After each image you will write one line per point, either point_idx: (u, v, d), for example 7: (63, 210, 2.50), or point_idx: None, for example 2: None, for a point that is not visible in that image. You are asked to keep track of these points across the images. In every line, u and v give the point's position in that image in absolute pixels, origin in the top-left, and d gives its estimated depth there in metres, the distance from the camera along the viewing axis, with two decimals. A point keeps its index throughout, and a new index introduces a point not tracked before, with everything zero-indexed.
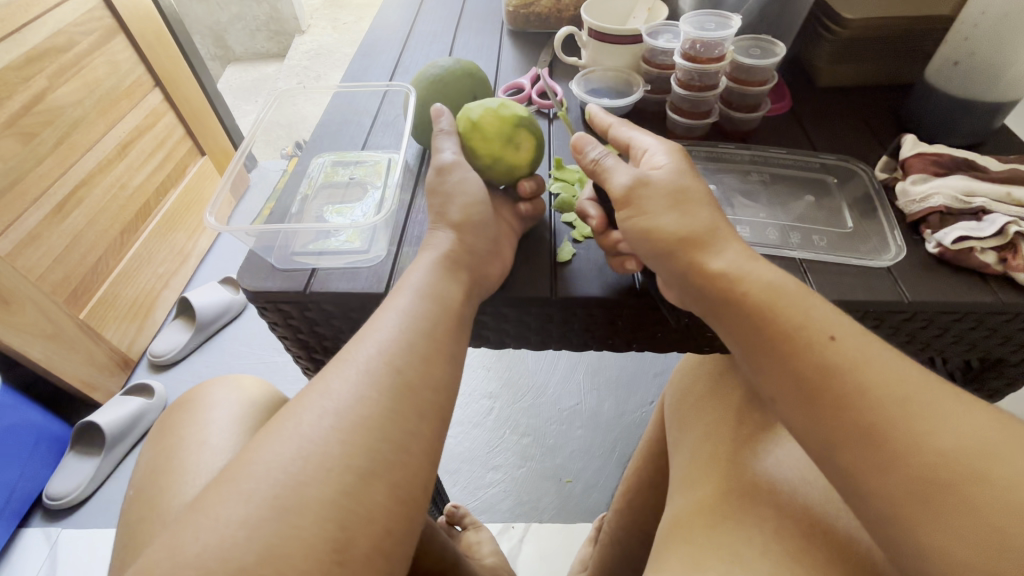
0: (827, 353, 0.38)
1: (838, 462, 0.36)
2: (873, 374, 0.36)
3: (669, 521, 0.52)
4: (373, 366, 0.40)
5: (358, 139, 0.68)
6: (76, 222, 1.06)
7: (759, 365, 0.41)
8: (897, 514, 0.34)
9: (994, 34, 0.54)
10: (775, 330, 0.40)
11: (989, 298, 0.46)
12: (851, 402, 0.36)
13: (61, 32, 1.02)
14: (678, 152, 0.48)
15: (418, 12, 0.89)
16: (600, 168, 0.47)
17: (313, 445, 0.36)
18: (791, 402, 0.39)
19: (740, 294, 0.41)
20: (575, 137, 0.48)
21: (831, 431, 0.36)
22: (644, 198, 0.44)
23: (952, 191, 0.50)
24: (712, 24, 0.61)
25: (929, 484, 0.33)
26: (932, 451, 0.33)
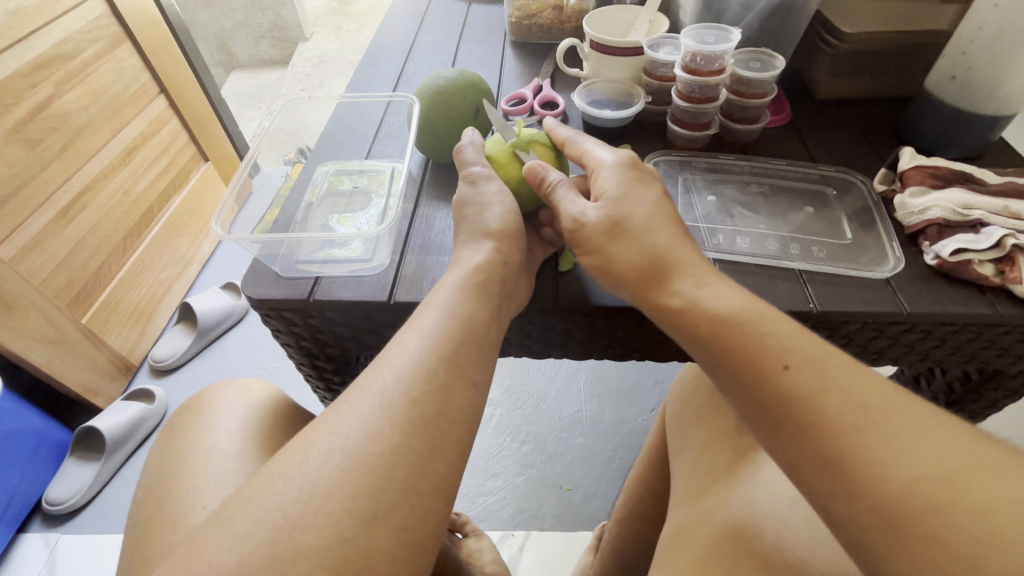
0: (781, 380, 0.37)
1: (808, 491, 0.35)
2: (832, 400, 0.35)
3: (670, 532, 0.52)
4: (388, 397, 0.39)
5: (362, 148, 0.68)
6: (80, 227, 1.07)
7: (724, 391, 0.41)
8: (871, 546, 0.32)
9: (991, 49, 0.55)
10: (734, 355, 0.39)
11: (986, 309, 0.47)
12: (811, 430, 0.35)
13: (68, 39, 1.03)
14: (630, 172, 0.49)
15: (422, 22, 0.91)
16: (552, 200, 0.49)
17: (315, 485, 0.35)
18: (759, 431, 0.38)
19: (702, 315, 0.41)
20: (527, 168, 0.50)
21: (798, 460, 0.35)
22: (586, 237, 0.46)
23: (950, 204, 0.51)
24: (713, 37, 0.62)
25: (897, 514, 0.31)
26: (898, 479, 0.32)
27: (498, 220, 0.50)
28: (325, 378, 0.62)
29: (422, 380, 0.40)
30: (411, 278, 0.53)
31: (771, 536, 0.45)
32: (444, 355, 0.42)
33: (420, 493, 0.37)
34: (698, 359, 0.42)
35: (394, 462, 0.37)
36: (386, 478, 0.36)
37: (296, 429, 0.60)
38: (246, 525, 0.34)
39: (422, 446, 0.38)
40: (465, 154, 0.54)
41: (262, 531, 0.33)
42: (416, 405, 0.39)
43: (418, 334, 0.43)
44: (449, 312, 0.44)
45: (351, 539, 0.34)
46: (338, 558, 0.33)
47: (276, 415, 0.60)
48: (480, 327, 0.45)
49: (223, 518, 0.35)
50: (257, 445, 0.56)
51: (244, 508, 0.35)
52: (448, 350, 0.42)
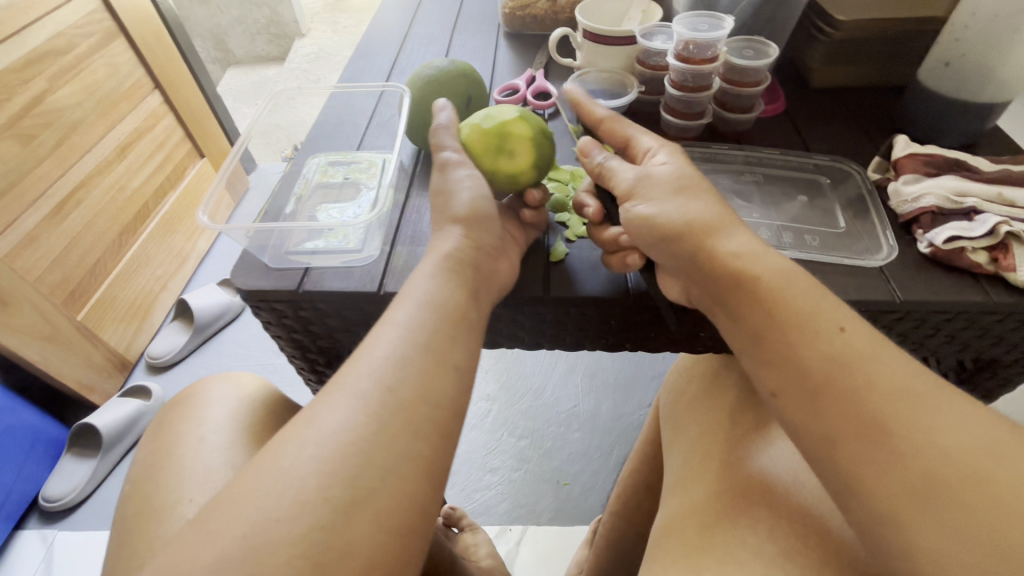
0: (835, 344, 0.38)
1: (837, 453, 0.36)
2: (882, 368, 0.36)
3: (663, 522, 0.52)
4: (362, 389, 0.39)
5: (354, 139, 0.68)
6: (75, 223, 1.06)
7: (760, 358, 0.41)
8: (899, 511, 0.33)
9: (985, 35, 0.54)
10: (783, 318, 0.40)
11: (980, 297, 0.46)
12: (854, 395, 0.36)
13: (61, 35, 1.02)
14: (681, 152, 0.50)
15: (416, 14, 0.90)
16: (603, 170, 0.49)
17: (291, 477, 0.35)
18: (793, 393, 0.38)
19: (753, 281, 0.41)
20: (583, 143, 0.50)
21: (833, 422, 0.36)
22: (648, 193, 0.46)
23: (944, 192, 0.50)
24: (706, 25, 0.61)
25: (934, 481, 0.33)
26: (941, 447, 0.33)
27: (486, 208, 0.49)
28: (317, 371, 0.62)
29: (393, 365, 0.40)
30: (402, 269, 0.52)
31: (790, 504, 0.45)
32: (416, 339, 0.41)
33: (411, 485, 0.36)
34: (736, 326, 0.43)
35: (390, 456, 0.36)
36: (358, 462, 0.36)
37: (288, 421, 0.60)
38: (226, 516, 0.34)
39: (415, 440, 0.37)
40: (439, 134, 0.52)
41: (240, 526, 0.33)
42: (387, 389, 0.39)
43: (393, 323, 0.42)
44: (423, 300, 0.44)
45: (326, 524, 0.33)
46: (313, 545, 0.33)
47: (267, 408, 0.59)
48: (466, 315, 0.44)
49: (211, 509, 0.35)
50: (248, 439, 0.55)
51: (231, 505, 0.34)
52: (419, 334, 0.42)
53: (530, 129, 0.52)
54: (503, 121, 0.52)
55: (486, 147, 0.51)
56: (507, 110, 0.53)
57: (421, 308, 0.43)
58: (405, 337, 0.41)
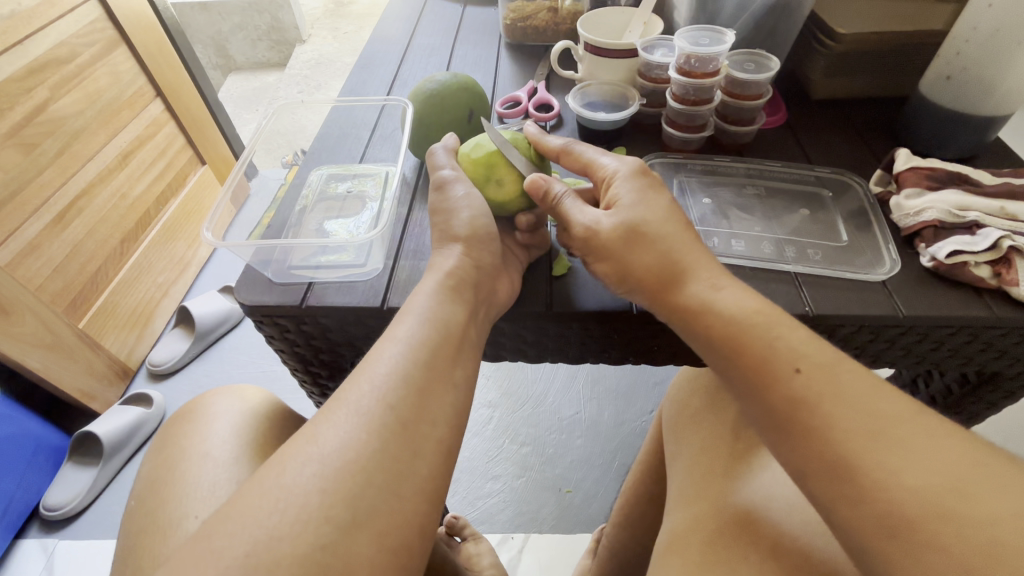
0: (793, 384, 0.38)
1: (810, 490, 0.37)
2: (839, 407, 0.36)
3: (666, 538, 0.51)
4: (365, 406, 0.39)
5: (356, 152, 0.68)
6: (76, 232, 1.06)
7: (733, 391, 0.42)
8: (871, 547, 0.34)
9: (985, 49, 0.55)
10: (743, 358, 0.40)
11: (982, 312, 0.46)
12: (817, 434, 0.36)
13: (63, 44, 1.03)
14: (643, 182, 0.48)
15: (417, 24, 0.90)
16: (559, 211, 0.48)
17: (292, 495, 0.35)
18: (765, 431, 0.39)
19: (742, 303, 0.42)
20: (528, 181, 0.48)
21: (802, 461, 0.37)
22: (602, 244, 0.45)
23: (945, 206, 0.50)
24: (707, 39, 0.61)
25: (900, 519, 0.33)
26: (901, 485, 0.33)
27: (480, 215, 0.50)
28: (320, 383, 0.62)
29: (396, 384, 0.40)
30: (405, 284, 0.52)
31: (785, 526, 0.45)
32: (417, 358, 0.41)
33: (401, 498, 0.36)
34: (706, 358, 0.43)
35: (390, 476, 0.37)
36: (362, 479, 0.36)
37: (289, 434, 0.60)
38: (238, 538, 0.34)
39: (409, 457, 0.38)
40: (435, 158, 0.54)
41: (240, 544, 0.33)
42: (389, 407, 0.39)
43: (396, 339, 0.42)
44: (426, 317, 0.44)
45: (327, 544, 0.33)
46: (311, 565, 0.33)
47: (269, 422, 0.59)
48: (465, 331, 0.45)
49: (208, 527, 0.34)
50: (252, 453, 0.55)
51: (229, 528, 0.34)
52: (421, 351, 0.42)
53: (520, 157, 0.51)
54: (491, 150, 0.51)
55: (481, 181, 0.51)
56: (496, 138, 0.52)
57: (426, 324, 0.43)
58: (409, 355, 0.42)
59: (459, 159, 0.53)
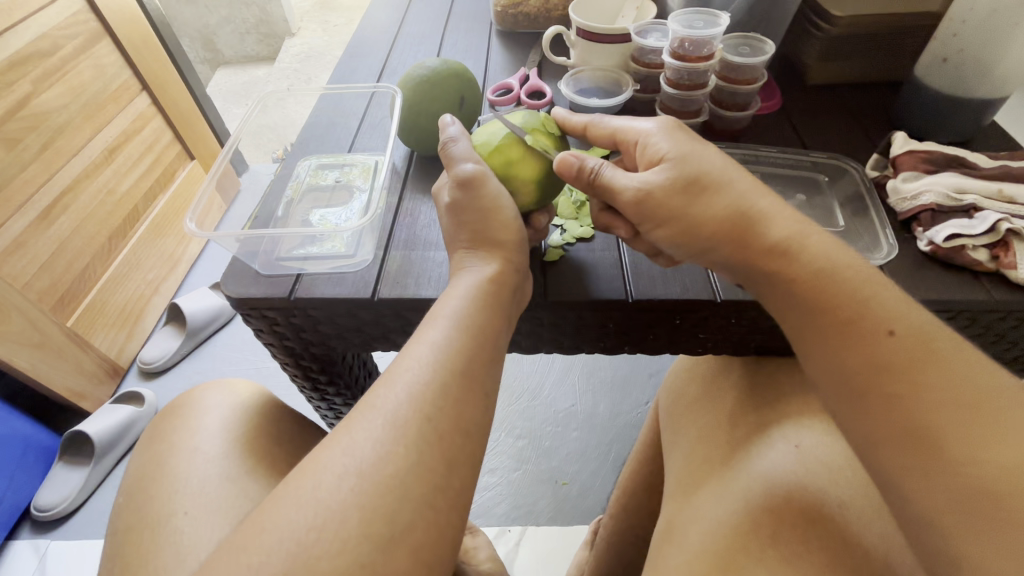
0: (884, 346, 0.37)
1: (883, 459, 0.36)
2: (934, 374, 0.36)
3: (663, 527, 0.52)
4: (402, 416, 0.37)
5: (345, 141, 0.66)
6: (62, 229, 1.04)
7: (807, 352, 0.41)
8: (941, 518, 0.34)
9: (982, 30, 0.54)
10: (829, 318, 0.39)
11: (981, 296, 0.46)
12: (902, 401, 0.36)
13: (45, 36, 1.00)
14: (677, 134, 0.46)
15: (407, 12, 0.89)
16: (600, 183, 0.45)
17: (328, 510, 0.34)
18: (836, 396, 0.39)
19: (795, 272, 0.41)
20: (559, 160, 0.45)
21: (878, 427, 0.36)
22: (659, 204, 0.43)
23: (942, 189, 0.50)
24: (701, 22, 0.60)
25: (980, 492, 0.33)
26: (991, 460, 0.33)
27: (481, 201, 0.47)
28: (311, 378, 0.61)
29: (432, 393, 0.38)
30: (397, 275, 0.51)
31: (766, 529, 0.44)
32: (452, 364, 0.40)
33: (434, 508, 0.35)
34: (779, 318, 0.43)
35: (428, 487, 0.36)
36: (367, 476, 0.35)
37: (281, 428, 0.59)
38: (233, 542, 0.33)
39: (443, 468, 0.36)
40: (453, 149, 0.49)
41: (265, 553, 0.32)
42: (426, 419, 0.37)
43: (424, 342, 0.41)
44: (449, 312, 0.42)
45: (366, 561, 0.33)
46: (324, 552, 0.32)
47: (262, 417, 0.58)
48: (499, 337, 0.44)
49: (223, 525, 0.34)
50: (243, 451, 0.55)
51: (264, 535, 0.33)
52: (453, 358, 0.40)
53: (538, 163, 0.49)
54: (511, 157, 0.49)
55: (508, 180, 0.49)
56: (515, 141, 0.49)
57: (457, 328, 0.42)
58: (437, 360, 0.40)
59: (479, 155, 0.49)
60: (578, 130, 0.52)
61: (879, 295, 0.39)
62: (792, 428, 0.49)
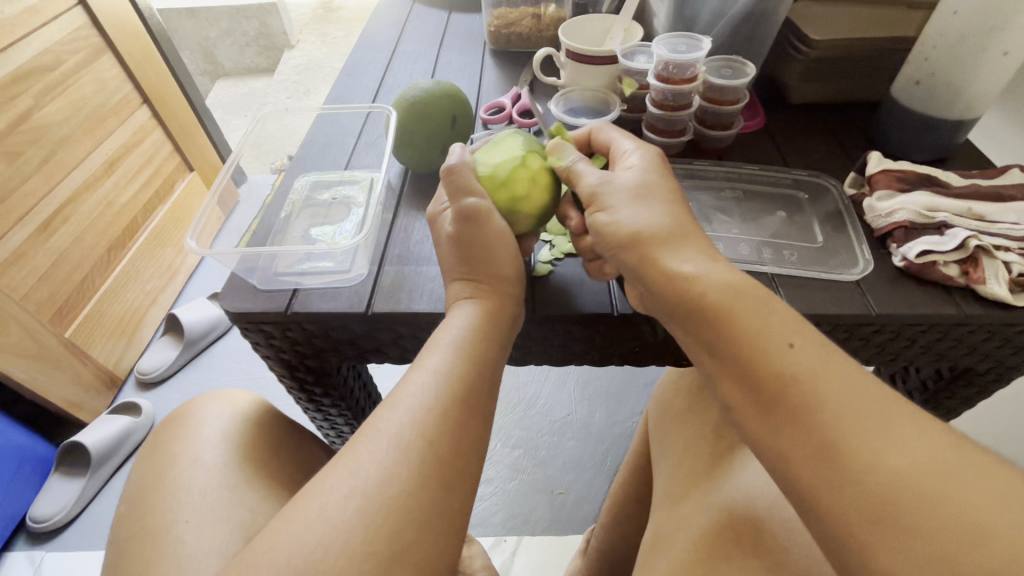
0: (785, 359, 0.36)
1: (794, 475, 0.34)
2: (832, 386, 0.34)
3: (651, 536, 0.53)
4: (405, 438, 0.39)
5: (341, 158, 0.68)
6: (62, 240, 1.06)
7: (715, 366, 0.40)
8: (851, 535, 0.32)
9: (952, 55, 0.56)
10: (730, 329, 0.38)
11: (952, 310, 0.48)
12: (807, 414, 0.34)
13: (47, 51, 1.03)
14: (655, 160, 0.48)
15: (404, 30, 0.91)
16: (570, 172, 0.49)
17: (334, 530, 0.35)
18: (746, 411, 0.37)
19: (697, 281, 0.40)
20: (555, 142, 0.51)
21: (787, 444, 0.35)
22: (608, 196, 0.45)
23: (915, 207, 0.52)
24: (684, 46, 0.63)
25: (885, 505, 0.31)
26: (891, 471, 0.31)
27: None
28: (307, 390, 0.62)
29: (428, 413, 0.40)
30: (391, 289, 0.53)
31: (747, 538, 0.45)
32: (441, 378, 0.41)
33: (424, 517, 0.37)
34: (688, 331, 0.41)
35: (422, 503, 0.37)
36: None
37: (279, 440, 0.60)
38: None
39: (435, 483, 0.38)
40: (460, 178, 0.48)
41: None
42: (415, 431, 0.39)
43: (426, 368, 0.42)
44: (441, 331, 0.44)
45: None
46: None
47: (259, 428, 0.60)
48: (488, 351, 0.45)
49: None
50: (241, 461, 0.56)
51: (262, 547, 0.34)
52: (449, 379, 0.42)
53: (542, 197, 0.51)
54: (519, 190, 0.50)
55: (511, 211, 0.50)
56: (524, 173, 0.50)
57: (458, 354, 0.43)
58: (439, 384, 0.41)
59: (486, 184, 0.50)
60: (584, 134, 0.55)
61: (778, 309, 0.38)
62: None
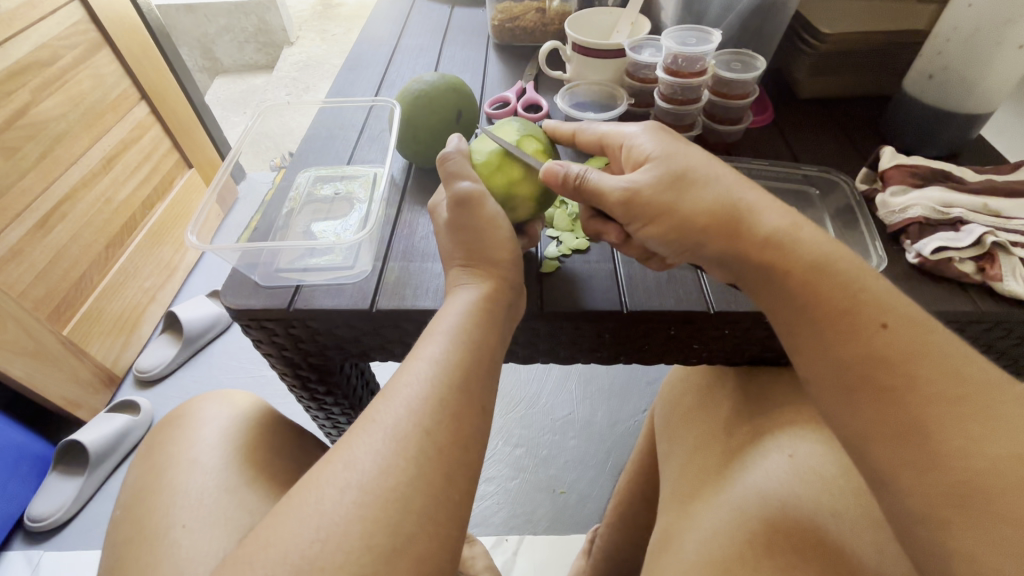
0: (879, 338, 0.38)
1: (876, 453, 0.36)
2: (924, 368, 0.36)
3: (661, 536, 0.52)
4: (405, 431, 0.38)
5: (344, 153, 0.67)
6: (60, 237, 1.04)
7: (799, 346, 0.41)
8: (934, 514, 0.34)
9: (966, 48, 0.55)
10: (824, 311, 0.40)
11: (968, 307, 0.47)
12: (896, 394, 0.36)
13: (45, 46, 1.01)
14: (662, 135, 0.48)
15: (406, 25, 0.90)
16: (586, 189, 0.45)
17: (326, 522, 0.34)
18: (829, 389, 0.39)
19: (790, 265, 0.41)
20: (546, 169, 0.46)
21: (871, 423, 0.37)
22: (648, 202, 0.44)
23: (930, 203, 0.51)
24: (693, 39, 0.62)
25: (971, 486, 0.33)
26: (981, 455, 0.34)
27: None
28: (309, 388, 0.61)
29: (431, 408, 0.39)
30: (395, 286, 0.52)
31: (759, 539, 0.44)
32: (450, 376, 0.41)
33: (432, 519, 0.36)
34: (773, 315, 0.43)
35: (429, 500, 0.36)
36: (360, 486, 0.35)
37: (281, 439, 0.59)
38: None
39: (443, 483, 0.37)
40: (454, 165, 0.49)
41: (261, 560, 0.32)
42: (423, 430, 0.38)
43: (422, 357, 0.42)
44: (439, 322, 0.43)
45: (368, 574, 0.33)
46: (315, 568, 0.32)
47: (261, 427, 0.58)
48: (496, 349, 0.44)
49: None
50: (243, 460, 0.55)
51: (267, 547, 0.34)
52: (450, 373, 0.41)
53: (538, 181, 0.51)
54: (512, 176, 0.50)
55: (509, 197, 0.51)
56: (517, 159, 0.50)
57: (455, 344, 0.42)
58: (439, 377, 0.40)
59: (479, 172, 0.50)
60: (568, 136, 0.54)
61: (869, 289, 0.39)
62: (785, 437, 0.50)
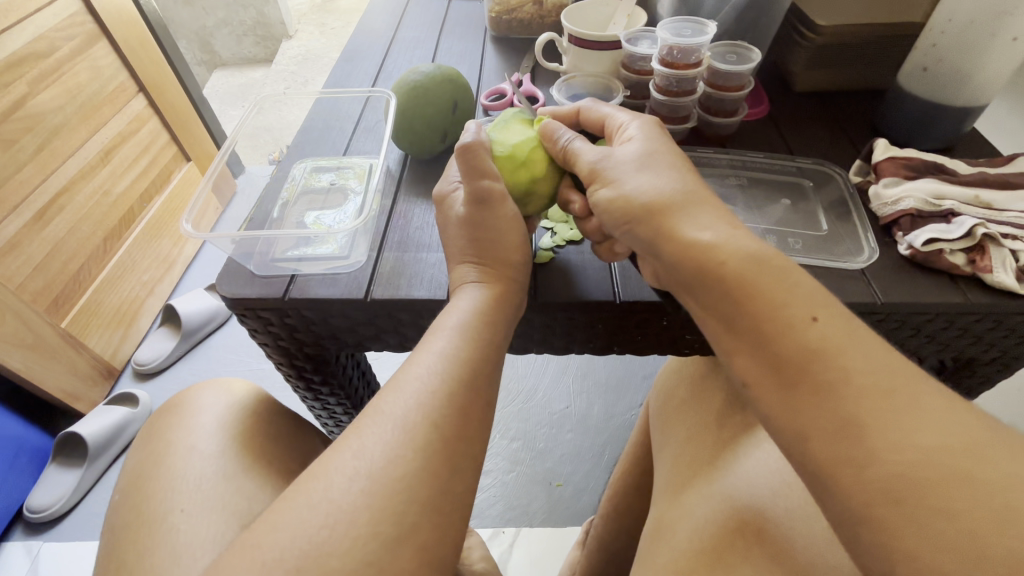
0: (809, 335, 0.36)
1: (813, 453, 0.35)
2: (854, 363, 0.35)
3: (653, 525, 0.53)
4: (401, 418, 0.38)
5: (340, 144, 0.67)
6: (57, 230, 1.04)
7: (734, 346, 0.40)
8: (872, 515, 0.32)
9: (961, 41, 0.55)
10: (758, 308, 0.39)
11: (958, 298, 0.47)
12: (829, 390, 0.35)
13: (42, 37, 1.01)
14: (653, 129, 0.48)
15: (403, 17, 0.90)
16: (568, 151, 0.49)
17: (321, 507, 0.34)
18: (767, 389, 0.38)
19: (721, 262, 0.40)
20: (544, 125, 0.50)
21: (809, 423, 0.35)
22: (611, 171, 0.45)
23: (922, 194, 0.51)
24: (689, 30, 0.62)
25: (906, 483, 0.31)
26: (912, 448, 0.32)
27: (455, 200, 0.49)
28: (305, 378, 0.62)
29: (425, 395, 0.39)
30: (390, 276, 0.52)
31: (749, 528, 0.45)
32: (444, 364, 0.41)
33: (425, 505, 0.36)
34: (708, 313, 0.42)
35: (421, 485, 0.36)
36: None
37: (278, 429, 0.59)
38: None
39: (436, 470, 0.37)
40: (476, 156, 0.47)
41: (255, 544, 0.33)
42: (416, 418, 0.38)
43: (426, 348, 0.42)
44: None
45: (360, 558, 0.33)
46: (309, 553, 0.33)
47: (256, 417, 0.59)
48: (490, 338, 0.45)
49: None
50: (240, 449, 0.55)
51: (267, 533, 0.34)
52: (444, 361, 0.41)
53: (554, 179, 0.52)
54: (534, 173, 0.50)
55: (526, 193, 0.51)
56: (540, 156, 0.50)
57: (453, 333, 0.43)
58: (437, 366, 0.41)
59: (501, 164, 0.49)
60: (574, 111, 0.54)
61: (803, 284, 0.39)
62: None
